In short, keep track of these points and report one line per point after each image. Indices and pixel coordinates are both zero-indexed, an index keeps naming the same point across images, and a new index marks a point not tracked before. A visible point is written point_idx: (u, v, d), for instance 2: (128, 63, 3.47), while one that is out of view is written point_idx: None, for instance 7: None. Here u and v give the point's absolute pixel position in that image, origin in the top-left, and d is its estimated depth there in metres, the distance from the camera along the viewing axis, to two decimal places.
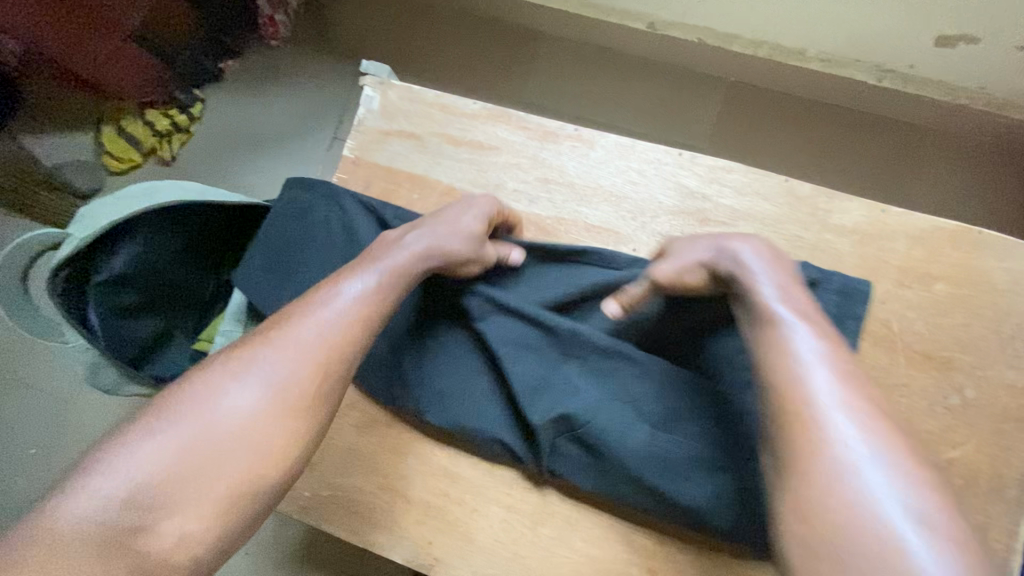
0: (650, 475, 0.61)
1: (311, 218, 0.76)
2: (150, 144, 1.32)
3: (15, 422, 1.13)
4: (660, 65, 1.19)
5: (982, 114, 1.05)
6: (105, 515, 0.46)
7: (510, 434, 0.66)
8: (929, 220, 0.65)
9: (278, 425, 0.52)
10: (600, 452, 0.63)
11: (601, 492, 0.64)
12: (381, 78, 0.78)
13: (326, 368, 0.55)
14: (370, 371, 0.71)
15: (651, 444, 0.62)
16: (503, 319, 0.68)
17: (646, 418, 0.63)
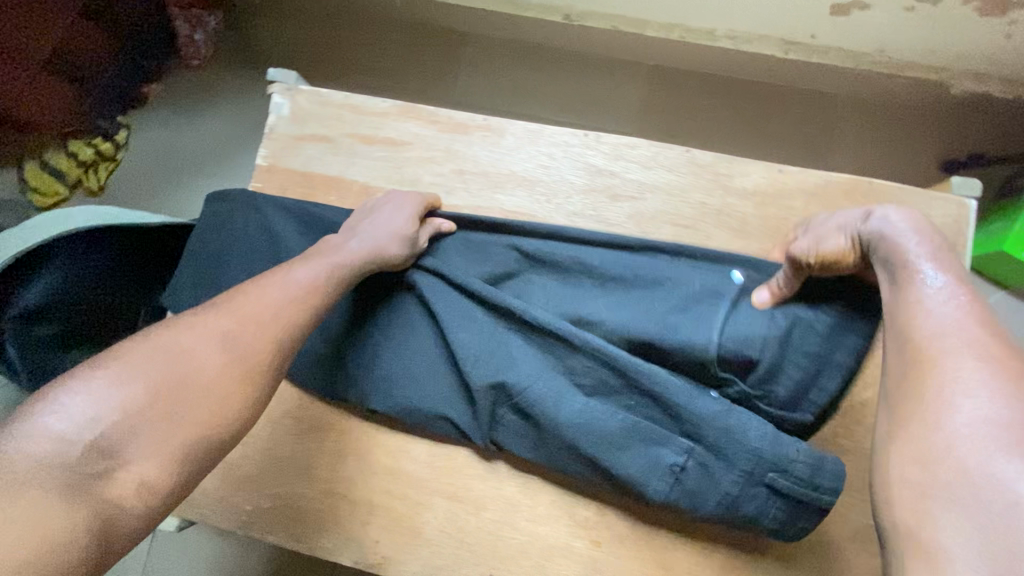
0: (583, 443, 0.62)
1: (230, 229, 0.75)
2: (75, 175, 1.27)
3: None
4: (582, 57, 1.22)
5: (886, 74, 1.10)
6: (61, 443, 0.45)
7: (453, 408, 0.67)
8: (822, 175, 0.69)
9: (232, 382, 0.53)
10: (539, 420, 0.64)
11: (538, 460, 0.65)
12: (289, 85, 0.78)
13: (280, 334, 0.57)
14: (313, 368, 0.71)
15: (586, 412, 0.63)
16: (449, 291, 0.69)
17: (581, 389, 0.64)
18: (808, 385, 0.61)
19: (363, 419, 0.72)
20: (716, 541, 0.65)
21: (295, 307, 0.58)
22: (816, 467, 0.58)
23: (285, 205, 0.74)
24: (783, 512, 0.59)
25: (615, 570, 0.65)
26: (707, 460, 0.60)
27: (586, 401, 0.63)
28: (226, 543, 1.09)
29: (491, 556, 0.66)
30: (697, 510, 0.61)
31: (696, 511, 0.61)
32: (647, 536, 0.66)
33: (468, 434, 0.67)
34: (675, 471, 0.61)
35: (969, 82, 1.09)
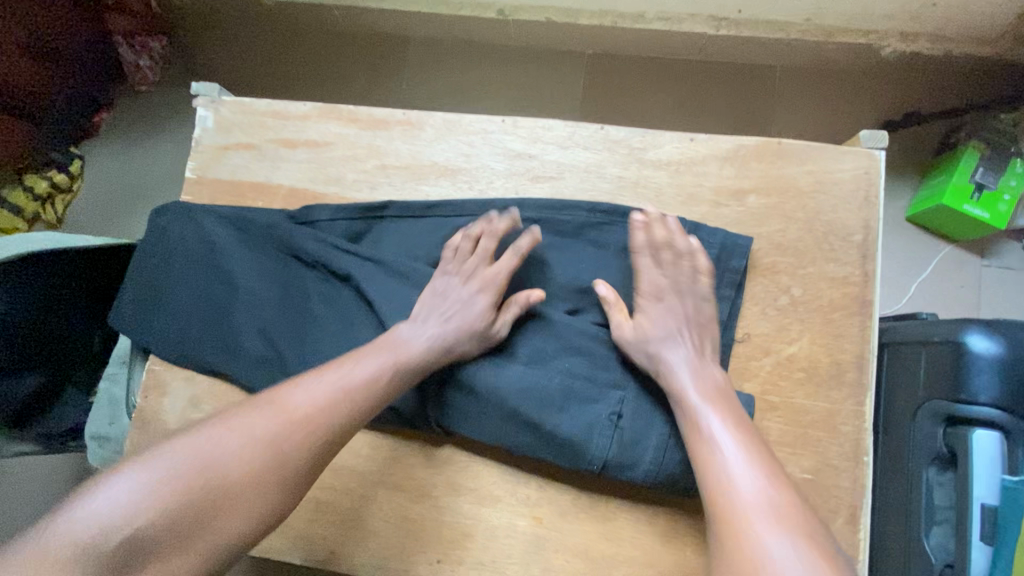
0: (526, 408, 0.63)
1: (165, 241, 0.75)
2: (33, 209, 1.26)
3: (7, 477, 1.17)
4: (522, 49, 1.24)
5: (817, 44, 1.08)
6: (74, 555, 0.45)
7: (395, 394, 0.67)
8: (735, 139, 0.70)
9: (266, 481, 0.53)
10: (482, 392, 0.65)
11: (482, 437, 0.65)
12: (213, 96, 0.79)
13: (324, 434, 0.56)
14: (248, 367, 0.70)
15: (525, 379, 0.64)
16: (383, 276, 0.70)
17: (520, 358, 0.66)
18: None
19: None
20: (657, 509, 0.65)
21: (339, 410, 0.57)
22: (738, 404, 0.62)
23: (217, 211, 0.75)
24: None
25: (560, 545, 0.65)
26: (640, 409, 0.63)
27: (525, 369, 0.65)
28: None
29: (436, 542, 0.67)
30: (642, 466, 0.61)
31: (641, 467, 0.61)
32: (589, 507, 0.66)
33: (411, 418, 0.67)
34: (614, 427, 0.62)
35: (897, 43, 1.04)
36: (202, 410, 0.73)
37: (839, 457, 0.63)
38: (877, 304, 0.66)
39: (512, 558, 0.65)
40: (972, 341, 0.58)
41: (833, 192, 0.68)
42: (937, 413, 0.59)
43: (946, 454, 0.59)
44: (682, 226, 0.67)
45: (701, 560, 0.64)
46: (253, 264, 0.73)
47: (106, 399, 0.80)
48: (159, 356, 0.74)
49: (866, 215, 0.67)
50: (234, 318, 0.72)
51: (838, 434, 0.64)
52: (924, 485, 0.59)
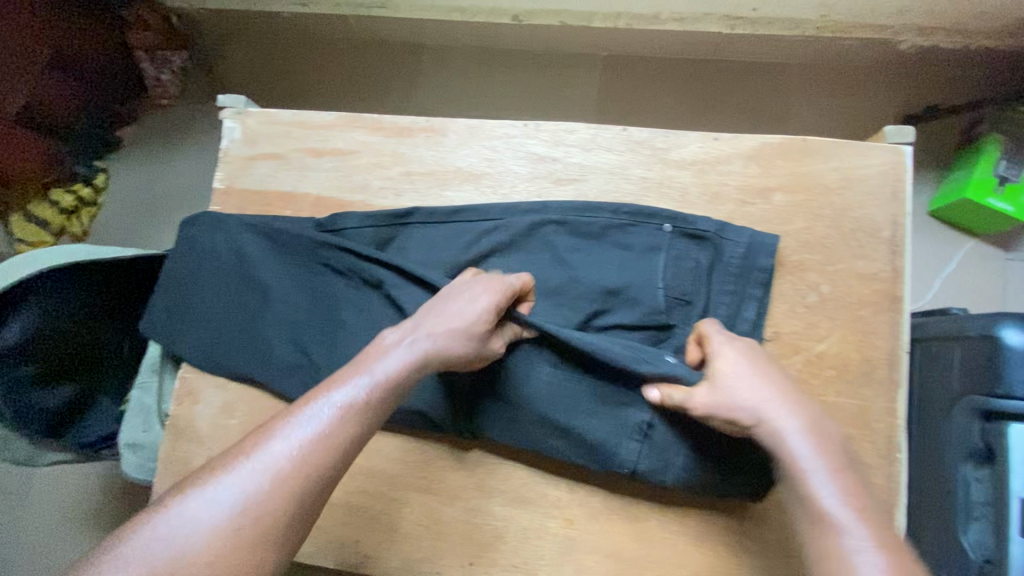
0: (554, 411, 0.64)
1: (195, 250, 0.77)
2: (60, 224, 1.31)
3: (50, 508, 1.18)
4: (535, 54, 1.24)
5: (833, 40, 1.08)
6: None
7: (425, 399, 0.68)
8: (759, 137, 0.70)
9: (248, 543, 0.48)
10: (512, 398, 0.65)
11: (512, 440, 0.66)
12: (239, 108, 0.81)
13: (303, 481, 0.50)
14: (282, 373, 0.71)
15: (552, 381, 0.65)
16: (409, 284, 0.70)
17: (546, 360, 0.65)
18: (732, 323, 0.65)
19: None
20: (688, 509, 0.65)
21: (320, 452, 0.51)
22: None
23: (245, 220, 0.76)
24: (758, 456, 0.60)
25: (592, 546, 0.66)
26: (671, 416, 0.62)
27: (552, 371, 0.65)
28: None
29: (468, 544, 0.67)
30: (673, 469, 0.62)
31: (672, 468, 0.62)
32: (620, 508, 0.66)
33: (441, 422, 0.68)
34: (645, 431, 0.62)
35: (915, 37, 1.04)
36: (235, 416, 0.74)
37: (872, 455, 0.63)
38: (907, 300, 0.65)
39: (545, 559, 0.66)
40: (1005, 334, 0.57)
41: (859, 188, 0.68)
42: (972, 406, 0.58)
43: (982, 449, 0.57)
44: (708, 226, 0.66)
45: (734, 560, 0.64)
46: (283, 272, 0.74)
47: (136, 406, 0.81)
48: (194, 366, 0.76)
49: (894, 211, 0.67)
50: (266, 326, 0.73)
51: (871, 431, 0.63)
52: (961, 480, 0.58)
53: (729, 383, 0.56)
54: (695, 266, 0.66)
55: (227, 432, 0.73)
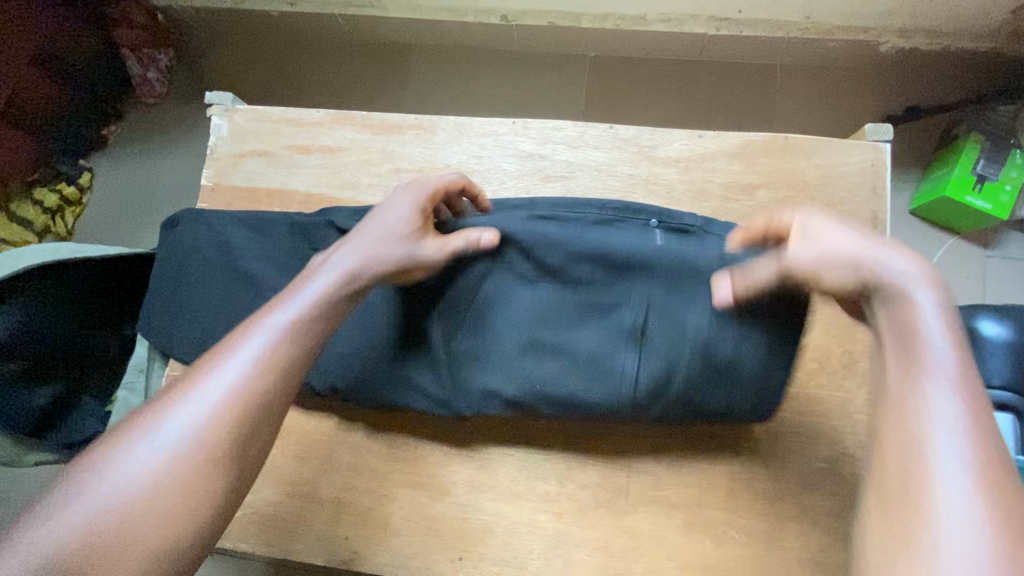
0: (541, 332, 0.63)
1: (182, 249, 0.76)
2: (42, 223, 1.28)
3: None
4: (524, 54, 1.25)
5: (816, 41, 1.09)
6: None
7: (420, 365, 0.67)
8: (743, 135, 0.71)
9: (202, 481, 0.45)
10: (499, 333, 0.64)
11: (500, 375, 0.64)
12: (227, 105, 0.80)
13: (258, 410, 0.49)
14: None
15: (534, 302, 0.64)
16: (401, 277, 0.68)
17: (524, 280, 0.64)
18: None
19: (321, 419, 0.72)
20: (676, 501, 0.66)
21: (273, 368, 0.50)
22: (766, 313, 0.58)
23: (232, 216, 0.75)
24: (756, 356, 0.59)
25: (580, 539, 0.66)
26: (661, 317, 0.60)
27: (531, 291, 0.64)
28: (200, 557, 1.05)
29: (458, 538, 0.67)
30: (675, 378, 0.60)
31: (666, 395, 0.60)
32: (608, 501, 0.67)
33: (430, 379, 0.66)
34: (636, 335, 0.61)
35: (896, 39, 1.06)
36: None
37: (854, 445, 0.65)
38: None
39: (534, 552, 0.66)
40: (983, 325, 0.59)
41: (840, 184, 0.69)
42: None
43: None
44: (695, 221, 0.66)
45: (721, 552, 0.65)
46: (268, 267, 0.73)
47: (121, 405, 0.80)
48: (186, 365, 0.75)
49: (874, 207, 0.68)
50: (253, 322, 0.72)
51: (852, 422, 0.65)
52: None
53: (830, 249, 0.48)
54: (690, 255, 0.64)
55: None
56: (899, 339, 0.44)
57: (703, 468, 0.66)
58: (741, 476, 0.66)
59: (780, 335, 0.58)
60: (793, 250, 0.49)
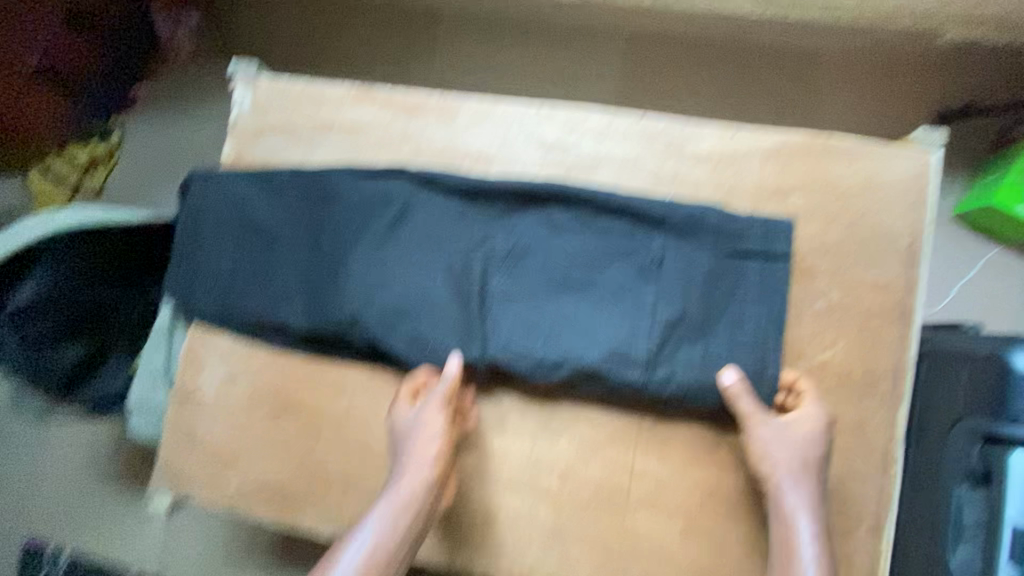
0: (571, 277, 0.67)
1: (197, 210, 0.76)
2: (75, 180, 1.32)
3: (65, 486, 1.24)
4: (558, 28, 1.20)
5: (869, 30, 1.00)
6: None
7: (445, 308, 0.67)
8: (781, 135, 0.67)
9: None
10: (528, 273, 0.68)
11: (526, 319, 0.66)
12: (249, 76, 0.79)
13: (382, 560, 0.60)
14: (300, 323, 0.71)
15: (567, 250, 0.68)
16: (434, 228, 0.70)
17: (559, 230, 0.69)
18: (744, 296, 0.63)
19: (330, 398, 0.73)
20: (676, 505, 0.66)
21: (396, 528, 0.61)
22: (767, 281, 0.63)
23: (246, 173, 0.75)
24: (759, 322, 0.63)
25: (578, 535, 0.67)
26: (684, 269, 0.64)
27: (566, 240, 0.68)
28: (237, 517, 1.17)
29: (458, 526, 0.69)
30: (688, 323, 0.63)
31: (683, 355, 0.63)
32: (608, 501, 0.67)
33: (458, 325, 0.67)
34: (659, 279, 0.65)
35: (958, 30, 0.95)
36: (238, 386, 0.75)
37: (866, 466, 0.63)
38: (918, 313, 0.64)
39: (532, 544, 0.67)
40: (1015, 358, 0.55)
41: (880, 193, 0.65)
42: (974, 430, 0.56)
43: (980, 472, 0.56)
44: (718, 213, 0.64)
45: (719, 560, 0.65)
46: (288, 225, 0.74)
47: (145, 368, 0.85)
48: (210, 323, 0.76)
49: (914, 220, 0.65)
50: (277, 276, 0.73)
51: (868, 443, 0.63)
52: (954, 501, 0.57)
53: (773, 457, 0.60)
54: (713, 234, 0.64)
55: (233, 402, 0.75)
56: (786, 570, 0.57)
57: (707, 475, 0.66)
58: (746, 486, 0.65)
59: (779, 311, 0.63)
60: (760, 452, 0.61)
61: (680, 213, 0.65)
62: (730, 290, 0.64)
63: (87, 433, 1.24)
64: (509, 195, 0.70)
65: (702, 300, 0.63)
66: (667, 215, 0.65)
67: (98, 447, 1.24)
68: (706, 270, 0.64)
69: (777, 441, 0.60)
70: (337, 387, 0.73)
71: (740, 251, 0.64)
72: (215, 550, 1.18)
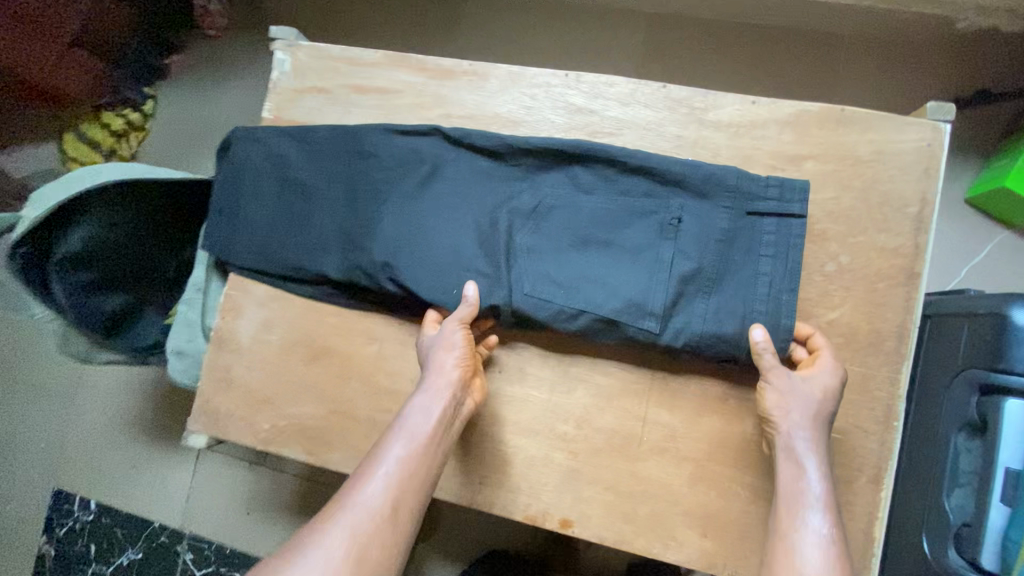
0: (593, 233, 0.70)
1: (238, 165, 0.80)
2: (109, 145, 1.37)
3: (98, 433, 1.31)
4: (582, 6, 1.22)
5: (890, 12, 1.02)
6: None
7: (472, 260, 0.71)
8: (799, 105, 0.70)
9: (376, 550, 0.59)
10: (552, 230, 0.71)
11: (549, 272, 0.70)
12: (289, 41, 0.83)
13: (408, 484, 0.62)
14: (334, 272, 0.75)
15: (590, 208, 0.71)
16: (463, 186, 0.74)
17: (582, 189, 0.72)
18: (760, 254, 0.66)
19: (360, 345, 0.78)
20: (685, 452, 0.70)
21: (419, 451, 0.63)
22: (784, 235, 0.66)
23: (286, 130, 0.79)
24: (773, 279, 0.66)
25: (592, 478, 0.71)
26: (700, 228, 0.67)
27: (589, 199, 0.71)
28: (262, 466, 1.24)
29: (477, 467, 0.73)
30: (704, 278, 0.67)
31: (699, 309, 0.66)
32: (621, 447, 0.71)
33: (485, 277, 0.71)
34: (677, 237, 0.68)
35: (975, 16, 0.98)
36: (273, 333, 0.80)
37: (869, 420, 0.66)
38: (924, 277, 0.67)
39: (547, 485, 0.71)
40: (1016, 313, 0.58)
41: (893, 161, 0.68)
42: (973, 380, 0.60)
43: (977, 421, 0.59)
44: (736, 176, 0.68)
45: (724, 504, 0.68)
46: (324, 180, 0.78)
47: (181, 318, 0.90)
48: (248, 273, 0.80)
49: (924, 188, 0.67)
50: (312, 228, 0.77)
51: (871, 398, 0.66)
52: (951, 449, 0.60)
53: (789, 406, 0.62)
54: (731, 194, 0.67)
55: (268, 347, 0.80)
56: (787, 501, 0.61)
57: (717, 425, 0.69)
58: (753, 436, 0.69)
59: (794, 265, 0.66)
60: (774, 403, 0.63)
61: (698, 174, 0.68)
62: (745, 248, 0.67)
63: (119, 384, 1.31)
64: (536, 156, 0.73)
65: (719, 257, 0.67)
66: (689, 177, 0.68)
67: (130, 398, 1.30)
68: (726, 230, 0.67)
69: (791, 390, 0.62)
70: (368, 335, 0.78)
71: (757, 212, 0.67)
72: (237, 501, 1.24)
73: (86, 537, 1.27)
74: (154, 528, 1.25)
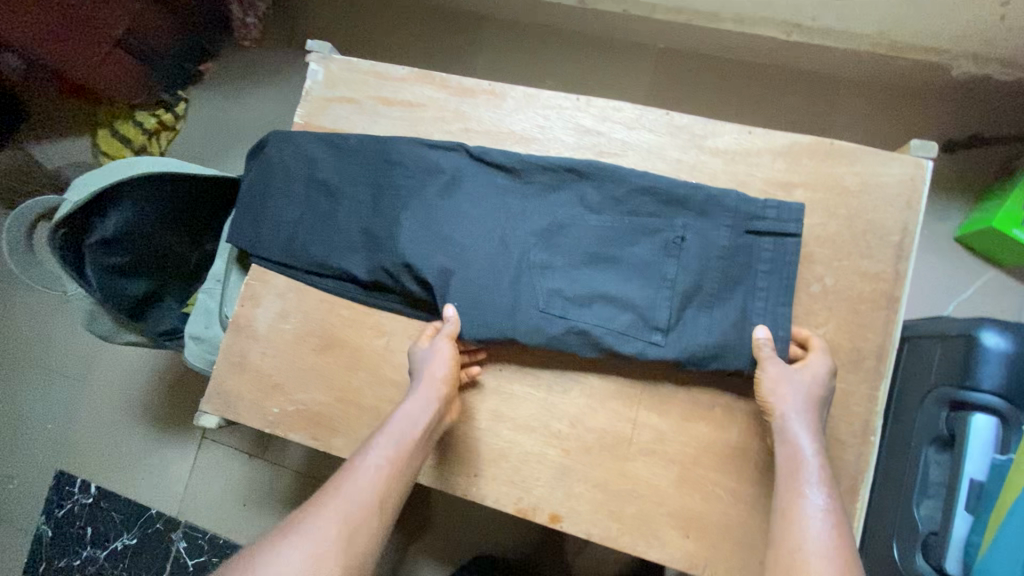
0: (602, 250, 0.76)
1: (271, 166, 0.86)
2: (140, 142, 1.44)
3: (104, 418, 1.35)
4: (596, 38, 1.30)
5: (887, 58, 1.09)
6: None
7: (485, 265, 0.76)
8: (792, 136, 0.76)
9: (372, 518, 0.63)
10: (564, 245, 0.76)
11: (560, 284, 0.75)
12: (324, 54, 0.90)
13: (404, 460, 0.68)
14: (357, 272, 0.81)
15: (599, 225, 0.76)
16: (482, 196, 0.79)
17: (591, 206, 0.77)
18: (756, 270, 0.71)
19: (370, 337, 0.82)
20: (673, 455, 0.73)
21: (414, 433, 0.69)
22: (783, 250, 0.71)
23: (319, 136, 0.86)
24: (771, 292, 0.71)
25: (583, 475, 0.74)
26: (702, 245, 0.73)
27: (599, 217, 0.77)
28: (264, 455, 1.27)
29: (474, 458, 0.76)
30: (704, 293, 0.72)
31: (696, 322, 0.71)
32: (613, 447, 0.74)
33: (499, 282, 0.76)
34: (680, 255, 0.73)
35: (968, 64, 1.04)
36: (289, 322, 0.85)
37: (848, 433, 0.70)
38: (903, 301, 0.71)
39: (540, 479, 0.75)
40: (985, 336, 0.64)
41: (877, 193, 0.73)
42: (945, 397, 0.66)
43: (946, 435, 0.66)
44: (732, 198, 0.73)
45: (708, 507, 0.72)
46: (352, 186, 0.83)
47: (200, 307, 0.94)
48: (273, 267, 0.86)
49: (905, 219, 0.72)
50: (338, 228, 0.82)
51: (850, 413, 0.70)
52: (923, 461, 0.67)
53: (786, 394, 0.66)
54: (730, 215, 0.73)
55: (283, 335, 0.84)
56: (784, 483, 0.64)
57: (704, 430, 0.73)
58: (737, 443, 0.73)
59: (789, 279, 0.71)
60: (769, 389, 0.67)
61: (698, 196, 0.74)
62: (736, 266, 0.72)
63: (128, 371, 1.35)
64: (546, 170, 0.79)
65: (717, 272, 0.72)
66: (694, 198, 0.74)
67: (137, 385, 1.34)
68: (727, 247, 0.72)
69: (785, 379, 0.67)
70: (378, 329, 0.82)
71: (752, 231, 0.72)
72: (236, 492, 1.26)
73: (84, 519, 1.29)
74: (151, 515, 1.27)
